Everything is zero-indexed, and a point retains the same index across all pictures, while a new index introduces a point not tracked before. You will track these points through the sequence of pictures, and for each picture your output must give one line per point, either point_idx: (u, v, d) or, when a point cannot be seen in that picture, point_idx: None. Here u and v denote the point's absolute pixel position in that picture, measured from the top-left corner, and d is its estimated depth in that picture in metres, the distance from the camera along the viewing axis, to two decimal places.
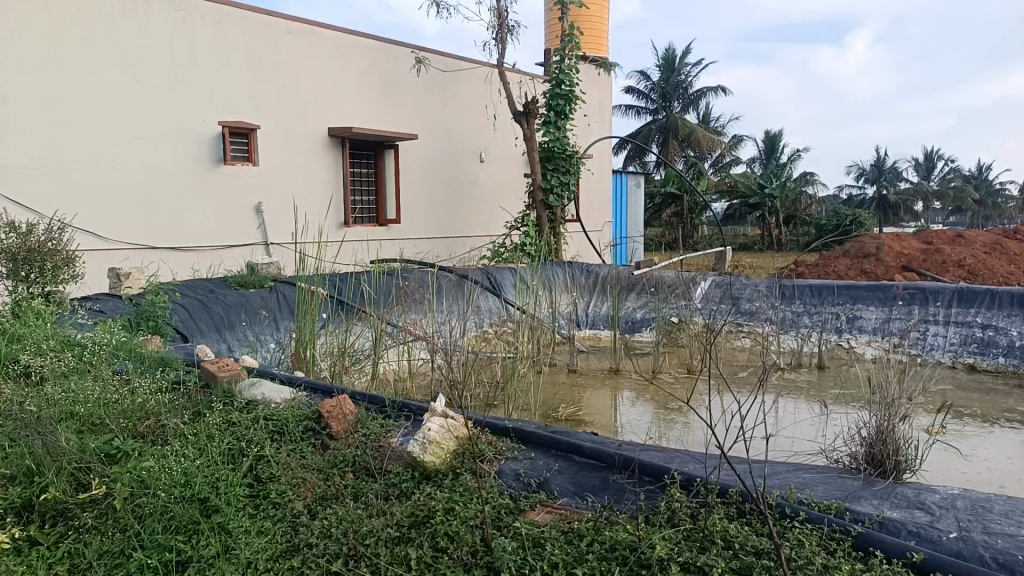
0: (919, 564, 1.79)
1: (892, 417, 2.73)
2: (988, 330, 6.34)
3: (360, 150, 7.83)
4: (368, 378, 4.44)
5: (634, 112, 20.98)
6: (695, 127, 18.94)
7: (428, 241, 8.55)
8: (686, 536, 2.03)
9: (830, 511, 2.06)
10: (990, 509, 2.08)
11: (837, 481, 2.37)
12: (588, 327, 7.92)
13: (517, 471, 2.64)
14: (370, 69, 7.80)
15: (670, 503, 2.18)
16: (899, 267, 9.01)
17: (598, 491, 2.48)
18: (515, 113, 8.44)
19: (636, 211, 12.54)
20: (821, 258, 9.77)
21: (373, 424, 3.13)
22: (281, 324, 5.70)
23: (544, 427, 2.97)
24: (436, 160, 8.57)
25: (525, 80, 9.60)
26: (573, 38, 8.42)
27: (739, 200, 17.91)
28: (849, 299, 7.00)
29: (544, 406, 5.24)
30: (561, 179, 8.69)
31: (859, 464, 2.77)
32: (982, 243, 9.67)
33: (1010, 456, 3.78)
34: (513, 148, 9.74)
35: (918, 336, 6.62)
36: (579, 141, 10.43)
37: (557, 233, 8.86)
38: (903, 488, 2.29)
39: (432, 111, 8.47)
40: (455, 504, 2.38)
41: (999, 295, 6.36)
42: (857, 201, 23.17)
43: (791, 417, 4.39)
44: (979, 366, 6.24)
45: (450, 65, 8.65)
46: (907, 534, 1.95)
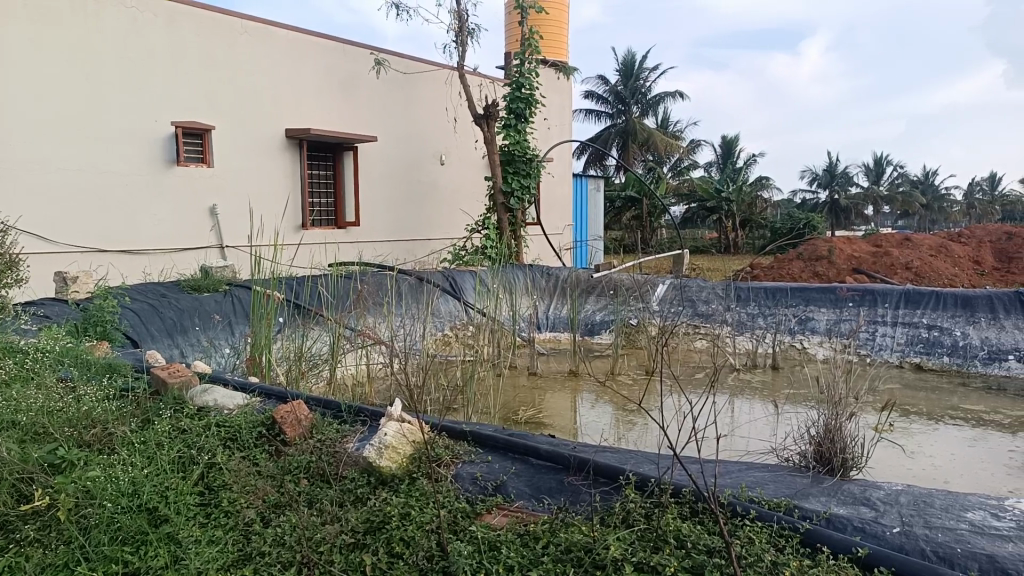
0: (865, 558, 1.84)
1: (839, 416, 2.79)
2: (933, 331, 6.57)
3: (318, 152, 7.73)
4: (325, 383, 4.39)
5: (594, 116, 21.13)
6: (653, 132, 19.18)
7: (387, 243, 8.48)
8: (640, 536, 2.04)
9: (780, 509, 2.10)
10: (931, 504, 2.13)
11: (787, 480, 2.42)
12: (548, 329, 7.96)
13: (474, 475, 2.63)
14: (329, 70, 7.71)
15: (626, 504, 2.19)
16: (850, 269, 9.27)
17: (554, 493, 2.48)
18: (475, 116, 8.44)
19: (596, 215, 12.63)
20: (776, 262, 9.99)
21: (328, 429, 3.09)
22: (236, 329, 5.60)
23: (502, 431, 2.96)
24: (396, 162, 8.51)
25: (485, 84, 9.60)
26: (532, 42, 8.46)
27: (697, 204, 18.39)
28: (802, 300, 7.17)
29: (504, 409, 5.24)
30: (522, 183, 8.70)
31: (808, 463, 2.83)
32: (928, 245, 9.99)
33: (954, 452, 3.91)
34: (474, 151, 9.72)
35: (867, 337, 6.80)
36: (539, 144, 10.47)
37: (518, 235, 8.87)
38: (850, 485, 2.34)
39: (392, 113, 8.42)
40: (412, 509, 2.37)
41: (943, 296, 6.61)
42: (811, 205, 23.74)
43: (747, 418, 4.47)
44: (925, 365, 6.45)
45: (410, 68, 8.61)
46: (853, 529, 2.00)
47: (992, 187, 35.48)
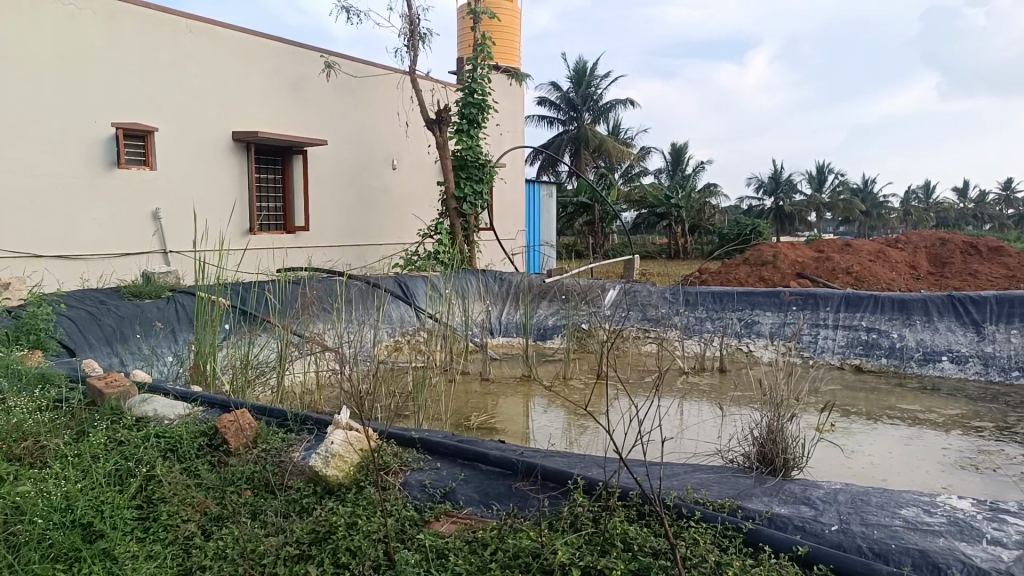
0: (804, 557, 1.88)
1: (781, 417, 2.85)
2: (872, 333, 6.79)
3: (266, 156, 7.58)
4: (272, 391, 4.30)
5: (546, 122, 21.24)
6: (605, 138, 19.41)
7: (337, 248, 8.37)
8: (588, 540, 2.05)
9: (724, 510, 2.13)
10: (868, 502, 2.20)
11: (731, 481, 2.47)
12: (501, 334, 7.95)
13: (422, 482, 2.60)
14: (277, 71, 7.58)
15: (573, 508, 2.20)
16: (793, 274, 9.53)
17: (503, 499, 2.48)
18: (427, 121, 8.39)
19: (548, 220, 12.70)
20: (723, 267, 10.22)
21: (274, 438, 3.03)
22: (179, 336, 5.44)
23: (452, 437, 2.94)
24: (346, 167, 8.41)
25: (437, 88, 9.57)
26: (485, 48, 8.48)
27: (647, 210, 18.71)
28: (748, 304, 7.33)
29: (456, 415, 5.21)
30: (474, 188, 8.68)
31: (752, 464, 2.89)
32: (867, 251, 10.35)
33: (891, 451, 4.05)
34: (426, 155, 9.67)
35: (810, 339, 6.99)
36: (491, 149, 10.48)
37: (470, 241, 8.85)
38: (791, 484, 2.40)
39: (342, 117, 8.32)
40: (359, 519, 2.33)
41: (881, 300, 6.84)
42: (757, 211, 24.33)
43: (695, 421, 4.54)
44: (865, 367, 6.66)
45: (361, 71, 8.52)
46: (794, 528, 2.04)
47: (926, 195, 36.96)
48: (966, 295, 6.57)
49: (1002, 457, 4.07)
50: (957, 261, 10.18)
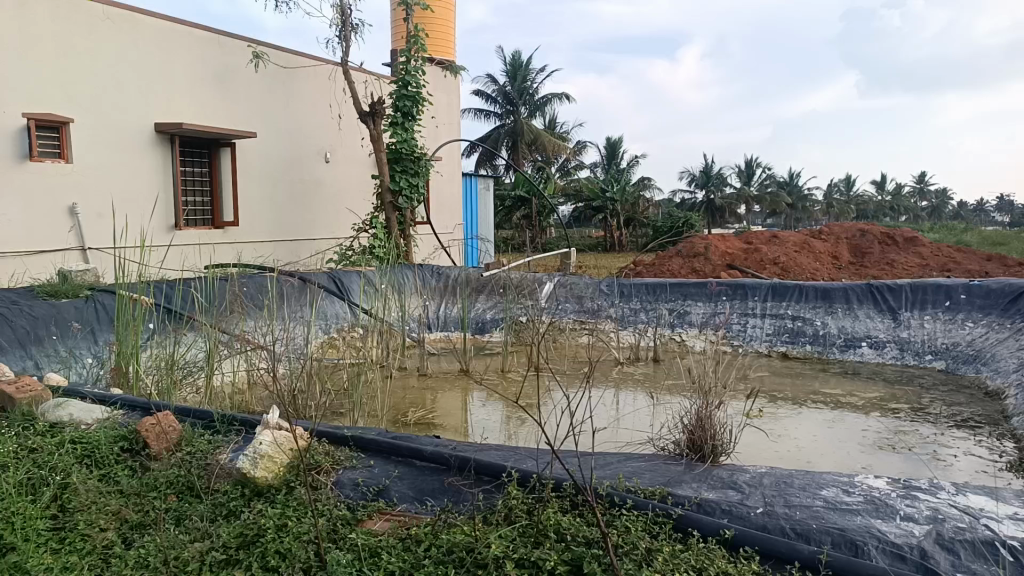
0: (731, 540, 1.93)
1: (710, 405, 2.92)
2: (797, 321, 7.07)
3: (191, 148, 7.30)
4: (200, 392, 4.15)
5: (483, 115, 21.18)
6: (541, 132, 19.47)
7: (268, 243, 8.14)
8: (522, 532, 2.05)
9: (654, 497, 2.17)
10: (791, 484, 2.27)
11: (662, 468, 2.51)
12: (439, 329, 7.90)
13: (355, 481, 2.56)
14: (202, 61, 7.30)
15: (508, 501, 2.19)
16: (724, 265, 9.79)
17: (437, 495, 2.46)
18: (361, 113, 8.23)
19: (485, 214, 12.68)
20: (656, 258, 10.45)
21: (199, 440, 2.92)
22: (99, 337, 5.20)
23: (385, 434, 2.89)
24: (276, 160, 8.19)
25: (370, 80, 9.40)
26: (418, 40, 8.38)
27: (584, 203, 18.92)
28: (680, 295, 7.52)
29: (393, 411, 5.15)
30: (409, 181, 8.58)
31: (683, 451, 2.95)
32: (793, 242, 10.72)
33: (816, 434, 4.21)
34: (360, 148, 9.49)
35: (740, 328, 7.20)
36: (426, 143, 10.38)
37: (406, 234, 8.75)
38: (720, 470, 2.46)
39: (271, 109, 8.09)
40: (288, 520, 2.27)
41: (805, 290, 7.18)
42: (689, 204, 24.88)
43: (631, 409, 4.61)
44: (791, 353, 6.90)
45: (290, 62, 8.30)
46: (721, 513, 2.09)
47: (847, 187, 38.53)
48: (883, 284, 6.99)
49: (917, 436, 4.29)
50: (876, 251, 10.65)
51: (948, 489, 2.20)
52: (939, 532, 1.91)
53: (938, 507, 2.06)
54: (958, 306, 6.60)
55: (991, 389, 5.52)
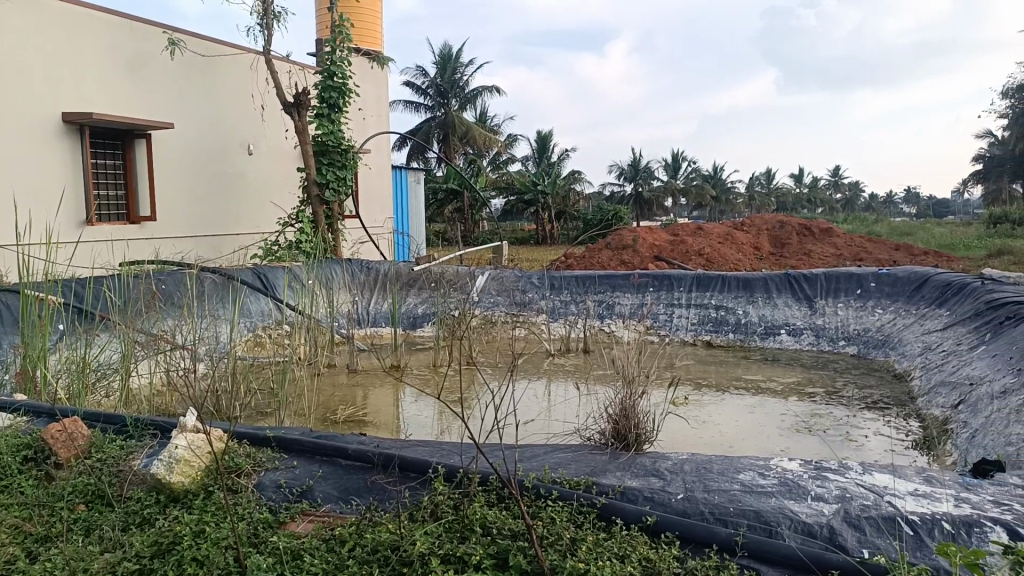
0: (653, 526, 1.98)
1: (634, 395, 2.97)
2: (720, 310, 7.31)
3: (103, 139, 6.94)
4: (116, 395, 3.96)
5: (414, 108, 20.94)
6: (471, 125, 19.37)
7: (188, 239, 7.83)
8: (448, 528, 2.04)
9: (579, 487, 2.20)
10: (710, 469, 2.33)
11: (586, 459, 2.54)
12: (369, 324, 7.80)
13: (277, 482, 2.49)
14: (113, 47, 6.95)
15: (434, 497, 2.18)
16: (652, 257, 10.01)
17: (362, 494, 2.42)
18: (285, 104, 8.00)
19: (415, 207, 12.57)
20: (587, 251, 10.60)
21: (111, 446, 2.79)
22: (3, 339, 4.90)
23: (309, 433, 2.83)
24: (195, 152, 7.88)
25: (294, 70, 9.14)
26: (343, 30, 8.20)
27: (515, 197, 19.01)
28: (608, 287, 7.64)
29: (322, 409, 5.05)
30: (337, 174, 8.39)
31: (607, 440, 3.00)
32: (717, 234, 11.04)
33: (738, 419, 4.35)
34: (284, 141, 9.23)
35: (666, 318, 7.38)
36: (354, 135, 10.19)
37: (334, 229, 8.57)
38: (643, 458, 2.51)
39: (189, 99, 7.78)
40: (207, 526, 2.19)
41: (728, 280, 7.43)
42: (619, 197, 25.30)
43: (562, 401, 4.67)
44: (715, 342, 7.10)
45: (209, 50, 8.00)
46: (643, 500, 2.14)
47: (768, 180, 39.93)
48: (800, 274, 7.31)
49: (831, 419, 4.49)
50: (794, 242, 11.08)
51: (855, 469, 2.31)
52: (846, 510, 2.00)
53: (846, 486, 2.16)
54: (869, 294, 6.95)
55: (898, 372, 5.83)
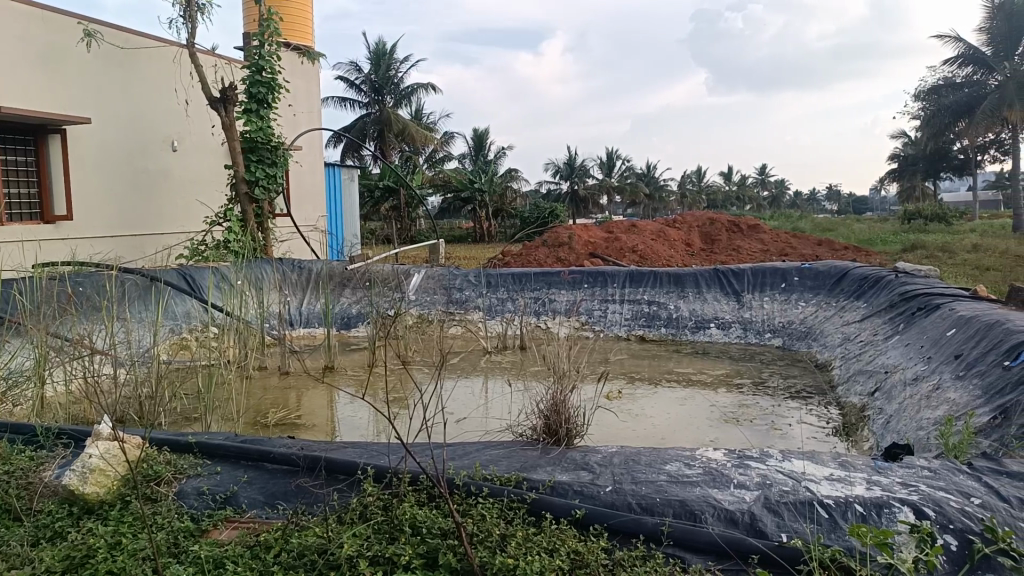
0: (581, 519, 2.01)
1: (564, 390, 3.00)
2: (652, 306, 7.46)
3: (14, 134, 6.56)
4: (30, 404, 3.75)
5: (348, 104, 20.58)
6: (408, 122, 18.86)
7: (107, 238, 7.49)
8: (377, 529, 2.02)
9: (510, 483, 2.20)
10: (637, 461, 2.37)
11: (518, 454, 2.55)
12: (301, 325, 7.65)
13: (199, 489, 2.41)
14: (23, 37, 6.57)
15: (363, 499, 2.15)
16: (587, 254, 10.13)
17: (288, 498, 2.37)
18: (211, 99, 7.72)
19: (349, 205, 12.37)
20: (523, 248, 10.65)
21: (19, 457, 2.65)
22: None
23: (234, 437, 2.75)
24: (114, 148, 7.54)
25: (220, 65, 8.85)
26: (272, 23, 7.98)
27: (452, 195, 18.94)
28: (544, 284, 7.68)
29: (253, 412, 4.92)
30: (266, 171, 8.15)
31: (539, 435, 3.02)
32: (650, 231, 11.26)
33: (669, 411, 4.44)
34: (211, 137, 8.90)
35: (600, 313, 7.49)
36: (284, 131, 9.94)
37: (264, 227, 8.35)
38: (573, 452, 2.54)
39: (108, 93, 7.44)
40: (124, 537, 2.10)
41: (659, 276, 7.59)
42: (555, 195, 25.51)
43: (499, 397, 4.68)
44: (647, 336, 7.25)
45: (129, 42, 7.66)
46: (573, 494, 2.15)
47: (699, 178, 40.92)
48: (728, 269, 7.53)
49: (758, 409, 4.64)
50: (724, 238, 11.39)
51: (775, 456, 2.39)
52: (766, 496, 2.06)
53: (766, 473, 2.23)
54: (792, 287, 7.22)
55: (820, 362, 6.07)
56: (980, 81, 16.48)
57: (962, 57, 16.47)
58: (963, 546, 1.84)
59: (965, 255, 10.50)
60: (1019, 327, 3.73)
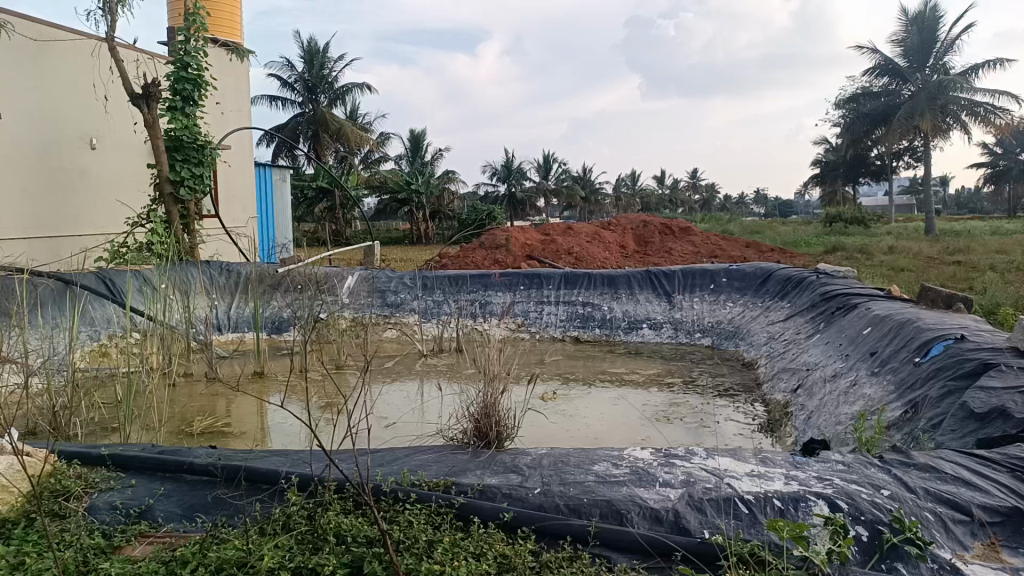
0: (510, 521, 2.01)
1: (495, 392, 3.00)
2: (587, 307, 7.54)
3: None
4: None
5: (280, 103, 20.06)
6: (343, 122, 18.57)
7: (17, 240, 7.09)
8: (300, 539, 1.97)
9: (438, 488, 2.18)
10: (567, 462, 2.39)
11: (448, 458, 2.54)
12: (229, 329, 7.43)
13: (112, 503, 2.30)
14: None
15: (286, 508, 2.09)
16: (524, 256, 10.17)
17: (208, 510, 2.28)
18: (132, 95, 7.40)
19: (281, 206, 12.08)
20: (460, 251, 10.61)
21: None
22: None
23: (151, 449, 2.64)
24: (24, 145, 7.15)
25: (143, 60, 8.49)
26: (198, 18, 7.72)
27: (389, 196, 18.73)
28: (480, 286, 7.68)
29: (177, 421, 4.74)
30: (192, 171, 7.85)
31: (469, 438, 3.01)
32: (586, 233, 11.40)
33: (603, 411, 4.50)
34: (133, 135, 8.42)
35: (536, 315, 7.52)
36: (212, 130, 9.62)
37: (191, 229, 8.05)
38: (503, 454, 2.54)
39: (17, 87, 7.05)
40: (27, 557, 1.98)
41: (594, 278, 7.70)
42: (492, 197, 25.52)
43: (434, 401, 4.64)
44: (582, 337, 7.32)
45: (42, 34, 7.28)
46: (502, 497, 2.15)
47: (633, 181, 41.66)
48: (660, 271, 7.70)
49: (688, 407, 4.74)
50: (657, 240, 11.61)
51: (700, 454, 2.44)
52: (690, 494, 2.10)
53: (691, 471, 2.28)
54: (721, 288, 7.43)
55: (747, 360, 6.25)
56: (894, 91, 17.22)
57: (877, 67, 17.16)
58: (873, 536, 1.92)
59: (881, 257, 10.99)
60: (928, 325, 3.93)
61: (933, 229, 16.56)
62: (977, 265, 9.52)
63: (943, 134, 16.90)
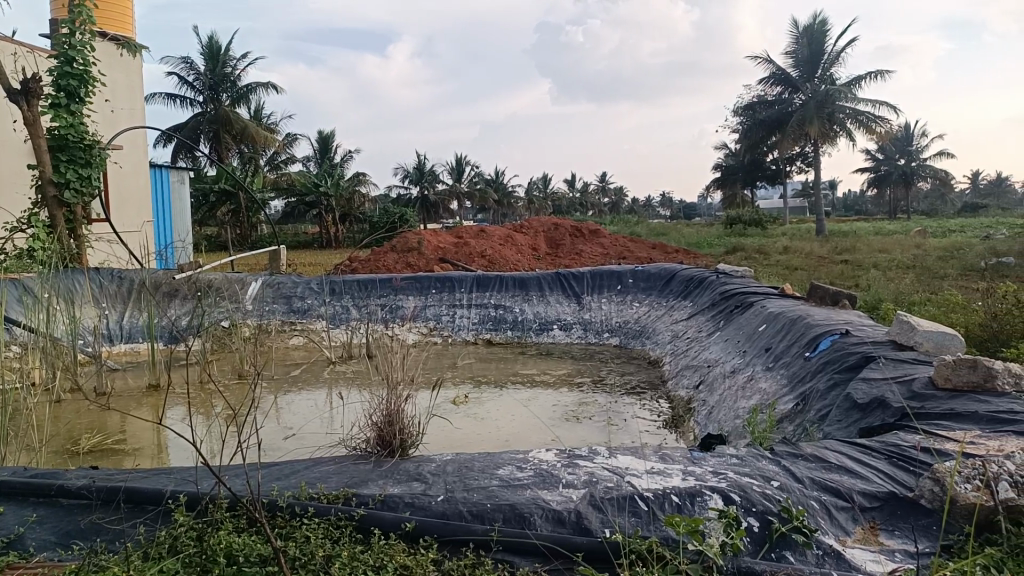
0: (411, 531, 1.97)
1: (398, 400, 2.94)
2: (498, 310, 7.56)
3: None
4: None
5: (178, 101, 19.11)
6: (247, 122, 17.89)
7: None
8: (188, 560, 1.86)
9: (338, 500, 2.11)
10: (471, 468, 2.37)
11: (350, 469, 2.46)
12: (122, 339, 7.02)
13: None
14: None
15: (172, 530, 1.98)
16: (436, 259, 10.10)
17: (87, 536, 2.13)
18: (9, 90, 6.83)
19: (180, 209, 11.49)
20: (371, 255, 10.43)
21: None
22: None
23: (24, 472, 2.44)
24: None
25: (21, 53, 7.88)
26: (84, 10, 7.25)
27: (296, 199, 18.18)
28: (391, 290, 7.57)
29: (63, 440, 4.43)
30: (79, 173, 7.34)
31: (372, 448, 2.95)
32: (498, 236, 11.46)
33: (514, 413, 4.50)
34: (11, 133, 7.79)
35: (448, 318, 7.47)
36: (101, 129, 9.04)
37: (78, 234, 7.53)
38: (407, 463, 2.49)
39: None
40: None
41: (504, 280, 7.75)
42: (404, 199, 25.24)
43: (341, 409, 4.53)
44: (494, 339, 7.31)
45: None
46: (404, 506, 2.10)
47: (545, 184, 42.14)
48: (569, 273, 7.83)
49: (597, 406, 4.82)
50: (567, 242, 11.78)
51: (603, 453, 2.47)
52: (592, 494, 2.12)
53: (593, 471, 2.30)
54: (627, 289, 7.63)
55: (652, 358, 6.41)
56: (787, 99, 18.19)
57: (772, 75, 18.14)
58: (764, 526, 2.00)
59: (776, 257, 11.54)
60: (817, 321, 4.14)
61: (824, 229, 17.56)
62: (861, 263, 10.16)
63: (831, 141, 17.97)
